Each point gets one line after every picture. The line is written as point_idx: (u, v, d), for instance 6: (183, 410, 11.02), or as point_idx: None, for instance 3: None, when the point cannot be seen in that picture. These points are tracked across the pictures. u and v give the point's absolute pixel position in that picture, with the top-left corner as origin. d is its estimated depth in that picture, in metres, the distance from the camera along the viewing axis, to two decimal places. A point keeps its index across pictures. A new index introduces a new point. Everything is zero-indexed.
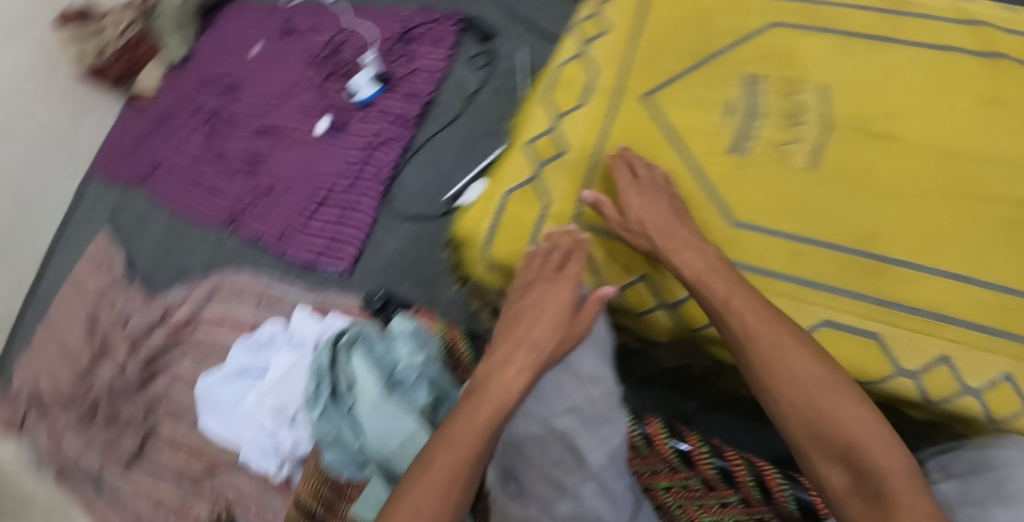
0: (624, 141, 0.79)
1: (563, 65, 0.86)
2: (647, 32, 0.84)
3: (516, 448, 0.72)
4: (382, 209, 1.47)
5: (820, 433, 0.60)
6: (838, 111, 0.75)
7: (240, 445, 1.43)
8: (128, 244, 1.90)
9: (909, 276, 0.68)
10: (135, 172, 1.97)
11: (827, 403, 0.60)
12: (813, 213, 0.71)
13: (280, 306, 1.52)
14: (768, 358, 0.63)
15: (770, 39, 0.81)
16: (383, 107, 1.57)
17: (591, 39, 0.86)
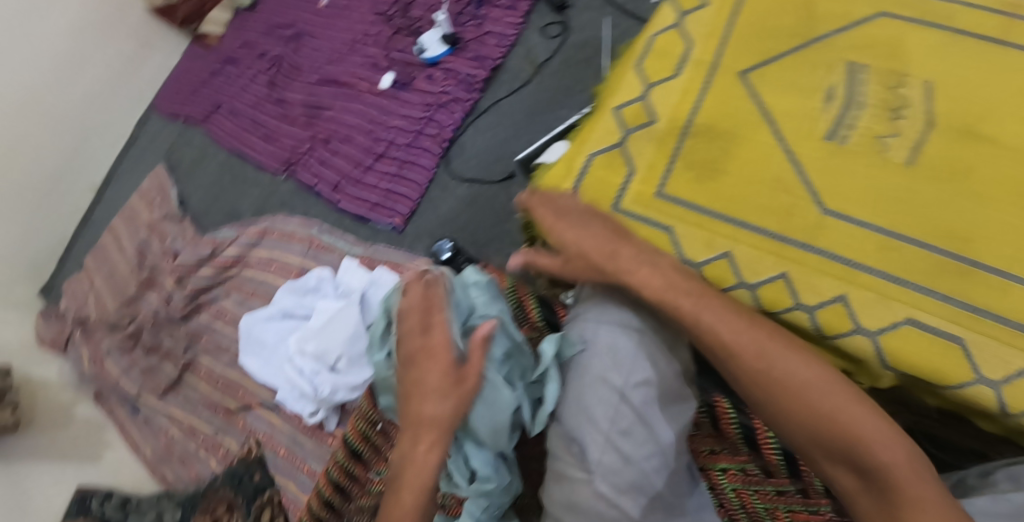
0: (714, 117, 0.77)
1: (657, 34, 0.83)
2: (750, 7, 0.81)
3: (581, 414, 0.68)
4: (440, 168, 1.48)
5: (822, 438, 0.62)
6: (946, 109, 0.72)
7: (278, 386, 1.46)
8: (184, 180, 1.93)
9: (1001, 289, 0.65)
10: (196, 110, 1.99)
11: (829, 406, 0.62)
12: (907, 211, 0.69)
13: (328, 255, 1.53)
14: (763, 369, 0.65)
15: (878, 27, 0.77)
16: (449, 68, 1.55)
17: (689, 10, 0.83)
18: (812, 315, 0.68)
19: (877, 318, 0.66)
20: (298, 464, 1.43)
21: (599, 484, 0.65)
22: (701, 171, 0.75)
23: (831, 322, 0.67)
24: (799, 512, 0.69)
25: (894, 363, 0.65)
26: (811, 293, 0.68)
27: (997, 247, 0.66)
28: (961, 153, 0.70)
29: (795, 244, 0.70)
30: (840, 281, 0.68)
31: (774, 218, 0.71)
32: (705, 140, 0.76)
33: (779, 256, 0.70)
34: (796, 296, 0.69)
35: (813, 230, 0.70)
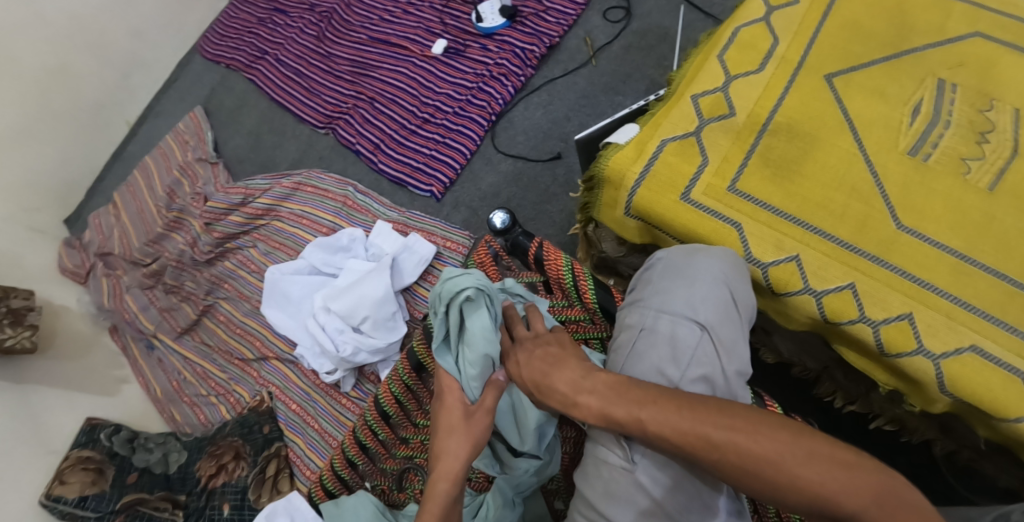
0: (796, 116, 0.75)
1: (743, 25, 0.82)
2: (841, 10, 0.79)
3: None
4: (486, 140, 1.47)
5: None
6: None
7: (298, 340, 1.46)
8: (221, 126, 1.92)
9: None
10: (241, 56, 1.98)
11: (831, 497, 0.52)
12: (987, 238, 0.67)
13: (361, 217, 1.52)
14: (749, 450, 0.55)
15: (972, 45, 0.75)
16: (503, 40, 1.53)
17: (778, 5, 0.82)
18: (876, 330, 0.66)
19: (944, 338, 0.64)
20: (308, 422, 1.43)
21: (640, 474, 0.65)
22: (777, 170, 0.73)
23: (892, 339, 0.65)
24: None
25: (952, 387, 0.63)
26: (876, 308, 0.67)
27: None
28: None
29: (863, 256, 0.68)
30: (908, 299, 0.66)
31: (847, 226, 0.70)
32: (784, 139, 0.74)
33: (849, 267, 0.68)
34: (862, 309, 0.67)
35: (883, 245, 0.68)
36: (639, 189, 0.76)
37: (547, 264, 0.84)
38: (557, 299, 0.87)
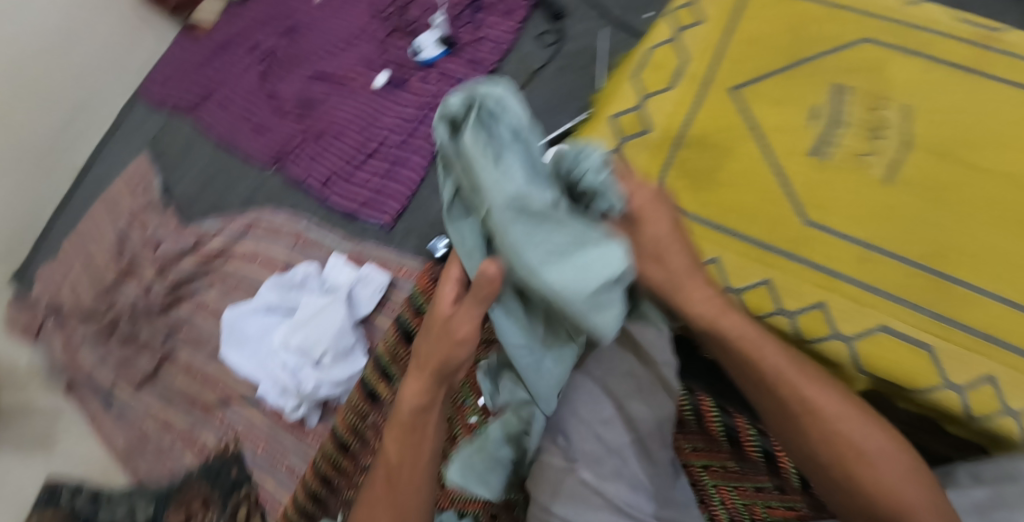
0: (708, 126, 0.81)
1: (654, 47, 0.88)
2: (741, 28, 0.86)
3: (564, 399, 0.77)
4: (432, 168, 1.51)
5: (831, 459, 0.65)
6: (921, 132, 0.77)
7: (260, 379, 1.46)
8: (168, 169, 1.90)
9: (964, 300, 0.70)
10: (185, 98, 1.98)
11: (850, 431, 0.64)
12: (886, 225, 0.73)
13: (316, 251, 1.55)
14: (796, 385, 0.66)
15: (860, 52, 0.82)
16: (443, 69, 1.60)
17: (685, 26, 0.88)
18: (793, 320, 0.72)
19: (854, 321, 0.70)
20: (275, 460, 1.42)
21: (582, 471, 0.71)
22: (693, 179, 0.78)
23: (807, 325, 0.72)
24: (775, 507, 0.73)
25: (866, 364, 0.69)
26: (790, 298, 0.72)
27: (967, 266, 0.71)
28: (934, 172, 0.75)
29: (776, 253, 0.74)
30: (820, 289, 0.72)
31: (760, 227, 0.75)
32: (696, 150, 0.80)
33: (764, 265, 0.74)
34: (779, 301, 0.73)
35: (794, 243, 0.74)
36: None
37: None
38: None
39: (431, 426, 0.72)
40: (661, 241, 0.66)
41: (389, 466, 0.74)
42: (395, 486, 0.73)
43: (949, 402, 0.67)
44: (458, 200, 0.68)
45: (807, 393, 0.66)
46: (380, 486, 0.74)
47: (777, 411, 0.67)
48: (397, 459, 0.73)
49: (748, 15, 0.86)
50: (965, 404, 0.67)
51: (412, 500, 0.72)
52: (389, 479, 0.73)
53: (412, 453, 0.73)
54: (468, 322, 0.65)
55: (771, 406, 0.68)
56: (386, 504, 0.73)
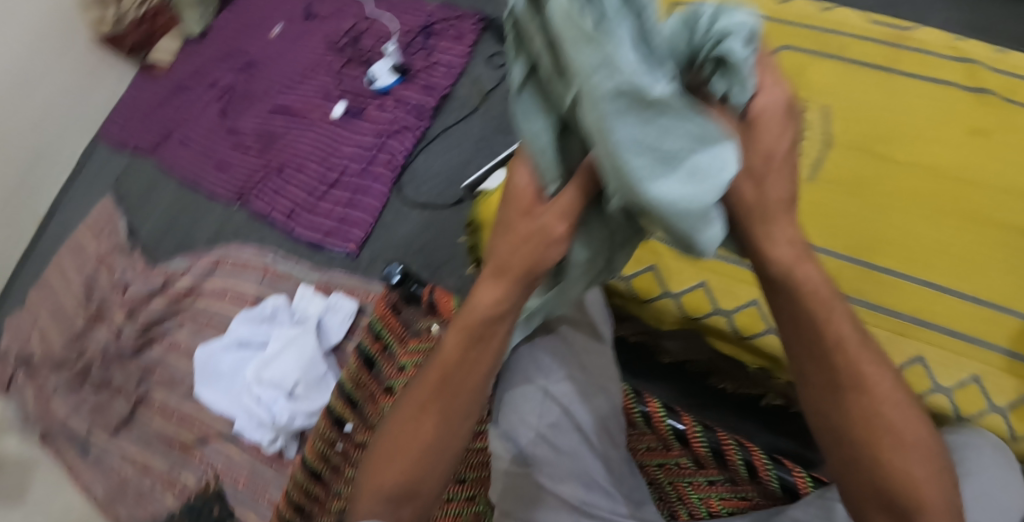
0: None
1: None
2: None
3: (512, 401, 0.74)
4: (393, 194, 1.53)
5: (857, 443, 0.54)
6: (842, 131, 0.84)
7: (236, 415, 1.46)
8: (133, 212, 1.90)
9: (889, 286, 0.75)
10: (146, 139, 1.99)
11: (893, 414, 0.53)
12: (813, 223, 0.80)
13: (284, 283, 1.55)
14: (852, 354, 0.53)
15: (785, 59, 0.91)
16: (399, 96, 1.64)
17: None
18: (730, 318, 0.76)
19: None
20: (256, 496, 1.41)
21: (537, 474, 0.71)
22: None
23: (745, 322, 0.75)
24: (728, 499, 0.74)
25: None
26: (727, 297, 0.76)
27: (889, 253, 0.76)
28: (858, 169, 0.81)
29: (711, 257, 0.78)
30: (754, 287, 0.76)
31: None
32: None
33: (702, 268, 0.78)
34: (715, 302, 0.76)
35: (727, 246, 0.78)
36: None
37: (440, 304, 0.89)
38: None
39: (497, 344, 0.58)
40: (774, 161, 0.47)
41: (442, 369, 0.59)
42: (444, 397, 0.59)
43: None
44: (534, 82, 0.49)
45: (864, 369, 0.53)
46: (426, 390, 0.60)
47: (818, 381, 0.54)
48: (449, 366, 0.59)
49: None
50: None
51: (457, 424, 0.59)
52: (438, 386, 0.59)
53: (473, 363, 0.58)
54: (564, 217, 0.51)
55: (819, 378, 0.55)
56: (429, 414, 0.59)
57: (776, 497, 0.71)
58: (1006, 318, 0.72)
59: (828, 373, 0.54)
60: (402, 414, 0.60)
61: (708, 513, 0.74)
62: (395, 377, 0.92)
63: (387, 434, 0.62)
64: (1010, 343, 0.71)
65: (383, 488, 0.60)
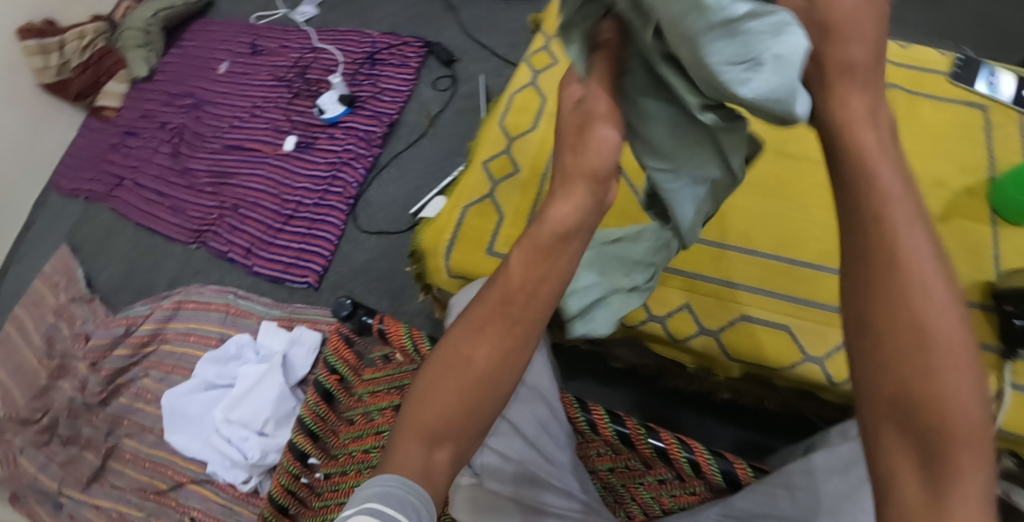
0: None
1: (516, 94, 0.97)
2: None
3: None
4: (349, 223, 1.55)
5: (879, 350, 0.47)
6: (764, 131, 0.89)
7: (207, 457, 1.45)
8: (91, 260, 1.88)
9: (810, 280, 0.80)
10: (99, 185, 1.97)
11: (936, 321, 0.46)
12: (734, 229, 0.85)
13: (246, 321, 1.55)
14: (907, 255, 0.47)
15: None
16: (347, 126, 1.66)
17: (542, 69, 0.98)
18: (665, 323, 0.80)
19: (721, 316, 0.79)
20: None
21: (488, 483, 0.72)
22: None
23: (680, 325, 0.79)
24: (679, 495, 0.77)
25: (734, 352, 0.77)
26: (661, 303, 0.81)
27: (806, 248, 0.82)
28: None
29: None
30: (684, 291, 0.82)
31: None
32: None
33: None
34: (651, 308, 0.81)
35: None
36: (451, 253, 0.87)
37: (390, 336, 0.91)
38: (402, 365, 0.94)
39: (563, 262, 0.59)
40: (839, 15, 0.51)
41: (503, 290, 0.59)
42: (507, 315, 0.58)
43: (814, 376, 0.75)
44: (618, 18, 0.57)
45: (910, 257, 0.47)
46: (484, 315, 0.59)
47: (862, 269, 0.49)
48: (512, 284, 0.59)
49: None
50: (828, 375, 0.74)
51: (519, 346, 0.57)
52: (499, 303, 0.59)
53: (534, 280, 0.59)
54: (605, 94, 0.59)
55: (862, 267, 0.49)
56: (487, 338, 0.57)
57: (721, 489, 0.75)
58: None
59: (873, 263, 0.48)
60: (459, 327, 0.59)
61: (661, 510, 0.78)
62: (353, 407, 0.95)
63: (439, 354, 0.59)
64: None
65: (426, 424, 0.54)
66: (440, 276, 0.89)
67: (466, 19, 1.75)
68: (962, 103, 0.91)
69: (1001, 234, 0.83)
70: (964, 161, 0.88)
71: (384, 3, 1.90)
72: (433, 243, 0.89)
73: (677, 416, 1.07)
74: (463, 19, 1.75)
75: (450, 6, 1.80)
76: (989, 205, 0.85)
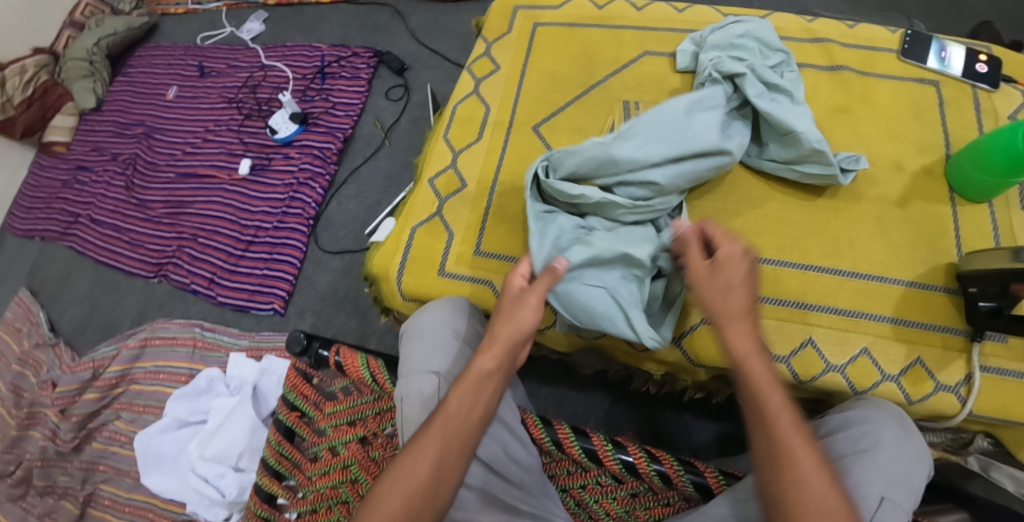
0: (517, 173, 0.92)
1: (460, 102, 1.01)
2: (532, 70, 1.01)
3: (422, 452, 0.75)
4: (311, 244, 1.52)
5: (777, 518, 0.59)
6: None
7: (187, 498, 1.34)
8: (51, 302, 1.77)
9: (769, 277, 0.82)
10: (55, 223, 1.87)
11: (818, 494, 0.58)
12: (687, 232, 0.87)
13: (215, 354, 1.50)
14: (785, 434, 0.61)
15: (647, 63, 0.97)
16: (302, 144, 1.62)
17: (483, 76, 1.03)
18: None
19: (683, 322, 0.82)
20: None
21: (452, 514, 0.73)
22: (511, 225, 0.89)
23: None
24: (653, 507, 0.74)
25: (698, 357, 0.82)
26: None
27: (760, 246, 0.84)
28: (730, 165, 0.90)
29: None
30: None
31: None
32: (509, 194, 0.91)
33: None
34: None
35: None
36: (403, 277, 0.88)
37: (347, 367, 0.87)
38: (364, 395, 0.89)
39: (491, 395, 0.69)
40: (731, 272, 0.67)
41: (443, 417, 0.67)
42: (448, 438, 0.66)
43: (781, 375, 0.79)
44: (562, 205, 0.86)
45: (792, 440, 0.60)
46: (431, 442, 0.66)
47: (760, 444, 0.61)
48: (452, 414, 0.67)
49: (542, 55, 1.01)
50: (793, 372, 0.78)
51: (453, 467, 0.66)
52: (440, 431, 0.66)
53: (469, 406, 0.68)
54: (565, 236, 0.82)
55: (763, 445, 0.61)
56: (427, 458, 0.65)
57: (696, 498, 0.72)
58: (889, 287, 0.80)
59: (755, 438, 0.62)
60: (405, 456, 0.65)
61: None
62: (317, 443, 0.89)
63: (388, 478, 0.65)
64: (889, 309, 0.79)
65: None
66: (397, 297, 0.90)
67: (415, 25, 1.72)
68: (914, 80, 0.89)
69: (962, 213, 0.82)
70: (921, 140, 0.86)
71: (331, 14, 1.86)
72: (385, 268, 0.90)
73: (657, 419, 1.05)
74: (413, 26, 1.72)
75: (398, 12, 1.76)
76: (947, 182, 0.84)
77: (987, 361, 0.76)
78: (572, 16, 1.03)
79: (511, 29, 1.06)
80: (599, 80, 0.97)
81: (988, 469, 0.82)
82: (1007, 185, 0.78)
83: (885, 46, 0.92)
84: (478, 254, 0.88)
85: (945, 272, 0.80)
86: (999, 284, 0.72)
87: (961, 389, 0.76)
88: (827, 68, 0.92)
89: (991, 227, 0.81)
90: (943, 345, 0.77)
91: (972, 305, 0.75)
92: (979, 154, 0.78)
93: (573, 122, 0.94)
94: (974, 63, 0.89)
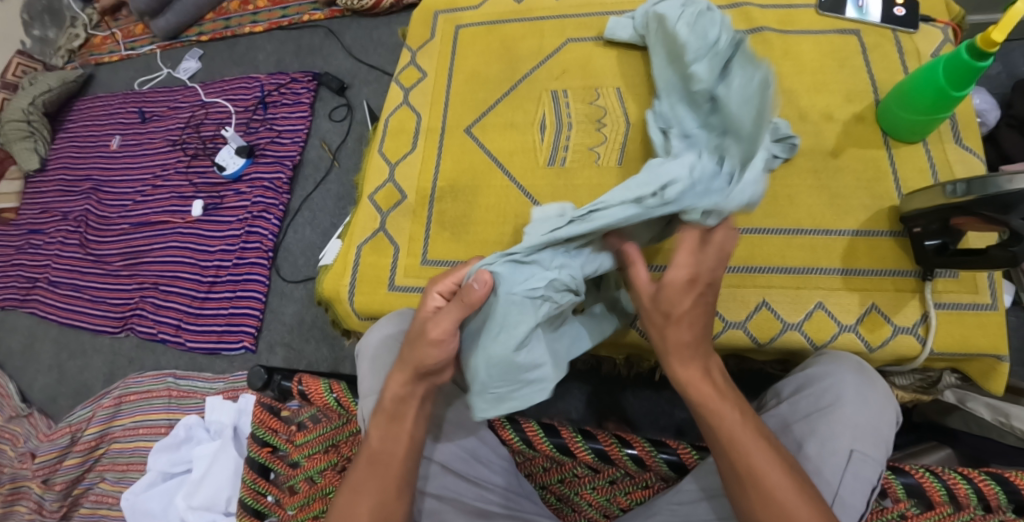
0: (455, 178, 0.92)
1: (392, 114, 1.01)
2: (459, 73, 1.00)
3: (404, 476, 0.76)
4: (272, 276, 1.51)
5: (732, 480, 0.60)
6: (633, 104, 0.91)
7: None
8: (20, 374, 1.68)
9: None
10: (14, 289, 1.77)
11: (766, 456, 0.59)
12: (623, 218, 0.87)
13: (192, 401, 1.46)
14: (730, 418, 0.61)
15: (570, 51, 0.97)
16: (253, 177, 1.59)
17: (411, 85, 1.02)
18: None
19: None
20: None
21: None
22: (453, 230, 0.89)
23: None
24: (634, 491, 0.74)
25: None
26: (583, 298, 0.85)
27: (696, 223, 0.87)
28: None
29: None
30: None
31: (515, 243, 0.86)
32: (450, 201, 0.91)
33: None
34: None
35: None
36: (354, 295, 0.89)
37: (310, 394, 0.86)
38: (333, 421, 0.87)
39: (410, 421, 0.67)
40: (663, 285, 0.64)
41: (369, 454, 0.67)
42: (378, 475, 0.66)
43: (739, 340, 0.80)
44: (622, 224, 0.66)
45: (727, 417, 0.61)
46: (361, 472, 0.67)
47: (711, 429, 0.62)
48: (375, 448, 0.67)
49: (465, 58, 1.01)
50: (751, 334, 0.79)
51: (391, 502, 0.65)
52: (368, 466, 0.66)
53: (391, 439, 0.67)
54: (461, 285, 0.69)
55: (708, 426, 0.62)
56: (367, 491, 0.65)
57: (673, 477, 0.73)
58: (835, 240, 0.80)
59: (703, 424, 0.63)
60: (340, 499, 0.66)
61: (620, 510, 0.74)
62: (293, 475, 0.86)
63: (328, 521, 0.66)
64: (840, 260, 0.79)
65: None
66: (351, 317, 0.90)
67: (350, 42, 1.71)
68: (835, 32, 0.90)
69: (897, 155, 0.83)
70: (849, 91, 0.86)
71: (265, 43, 1.84)
72: (335, 290, 0.90)
73: (635, 396, 1.05)
74: (347, 43, 1.71)
75: (331, 32, 1.75)
76: (879, 125, 0.84)
77: (940, 298, 0.77)
78: (493, 13, 1.03)
79: (434, 34, 1.05)
80: (524, 72, 0.97)
81: (965, 400, 0.80)
82: (935, 122, 0.79)
83: (803, 2, 0.93)
84: (424, 264, 0.88)
85: (888, 216, 0.80)
86: (939, 220, 0.72)
87: (919, 329, 0.76)
88: (747, 32, 0.92)
89: (926, 162, 0.82)
90: (897, 288, 0.78)
91: (918, 244, 0.76)
92: (907, 93, 0.78)
93: (503, 119, 0.94)
94: (891, 8, 0.89)
